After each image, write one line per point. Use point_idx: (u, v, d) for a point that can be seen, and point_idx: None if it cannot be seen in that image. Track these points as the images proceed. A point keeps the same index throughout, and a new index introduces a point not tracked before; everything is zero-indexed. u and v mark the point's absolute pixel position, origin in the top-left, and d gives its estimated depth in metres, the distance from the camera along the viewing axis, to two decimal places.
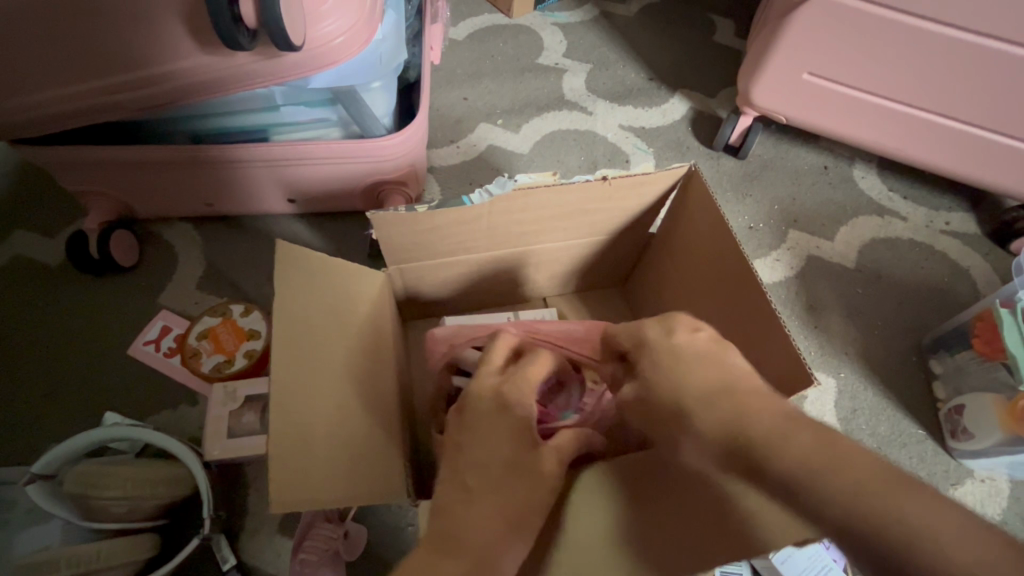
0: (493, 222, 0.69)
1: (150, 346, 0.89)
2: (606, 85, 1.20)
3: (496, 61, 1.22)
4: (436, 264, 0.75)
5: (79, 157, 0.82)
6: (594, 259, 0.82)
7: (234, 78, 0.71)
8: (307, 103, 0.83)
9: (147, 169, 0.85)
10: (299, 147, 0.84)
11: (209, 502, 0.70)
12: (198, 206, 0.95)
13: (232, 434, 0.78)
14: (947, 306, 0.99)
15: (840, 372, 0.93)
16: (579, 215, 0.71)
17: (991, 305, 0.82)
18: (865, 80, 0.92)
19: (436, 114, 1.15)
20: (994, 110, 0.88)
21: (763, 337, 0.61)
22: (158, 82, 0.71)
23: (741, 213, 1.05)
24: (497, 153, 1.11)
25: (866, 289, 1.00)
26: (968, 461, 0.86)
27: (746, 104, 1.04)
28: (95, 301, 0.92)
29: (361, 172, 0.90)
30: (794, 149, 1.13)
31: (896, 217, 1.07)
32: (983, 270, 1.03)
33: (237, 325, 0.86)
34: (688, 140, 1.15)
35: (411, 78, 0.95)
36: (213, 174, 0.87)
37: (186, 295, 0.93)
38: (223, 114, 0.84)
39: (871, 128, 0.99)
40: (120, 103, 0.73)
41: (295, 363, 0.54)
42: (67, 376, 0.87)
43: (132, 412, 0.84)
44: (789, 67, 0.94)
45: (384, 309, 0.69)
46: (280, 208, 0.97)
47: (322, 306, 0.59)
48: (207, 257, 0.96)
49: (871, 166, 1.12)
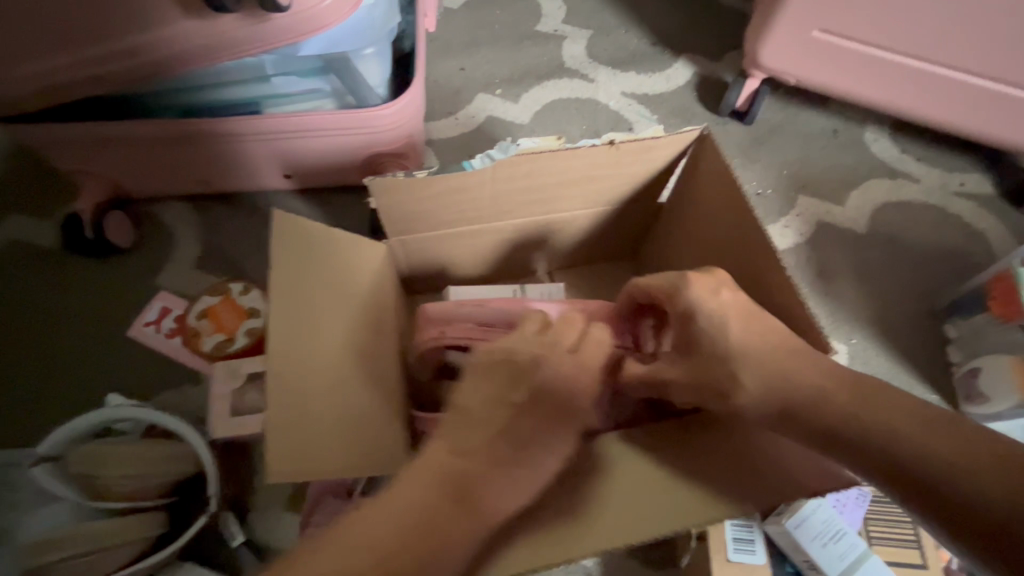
0: (494, 190, 0.66)
1: (150, 326, 0.87)
2: (608, 51, 1.16)
3: (494, 29, 1.18)
4: (438, 235, 0.73)
5: (69, 134, 0.79)
6: (599, 229, 0.80)
7: (222, 46, 0.68)
8: (299, 72, 0.80)
9: (138, 146, 0.83)
10: (293, 119, 0.81)
11: (215, 480, 0.70)
12: (193, 185, 0.93)
13: (236, 412, 0.77)
14: (962, 269, 0.97)
15: (853, 338, 0.91)
16: (584, 182, 0.69)
17: (1008, 266, 0.80)
18: (879, 36, 0.88)
19: (434, 85, 1.12)
20: (1014, 63, 0.84)
21: (774, 299, 0.59)
22: (143, 53, 0.68)
23: (749, 179, 1.03)
24: (496, 124, 1.09)
25: (879, 254, 0.98)
26: (983, 424, 0.84)
27: (754, 66, 1.00)
28: (93, 283, 0.91)
29: (357, 144, 0.88)
30: (803, 112, 1.10)
31: (909, 179, 1.04)
32: (999, 232, 1.00)
33: (237, 303, 0.84)
34: (693, 106, 1.11)
35: (406, 46, 0.92)
36: (206, 150, 0.85)
37: (186, 276, 0.92)
38: (212, 87, 0.81)
39: (884, 88, 0.95)
40: (106, 76, 0.70)
41: (296, 333, 0.53)
42: (69, 359, 0.86)
43: (136, 393, 0.84)
44: (798, 25, 0.90)
45: (385, 283, 0.67)
46: (275, 184, 0.95)
47: (321, 278, 0.57)
48: (204, 237, 0.95)
49: (884, 127, 1.08)
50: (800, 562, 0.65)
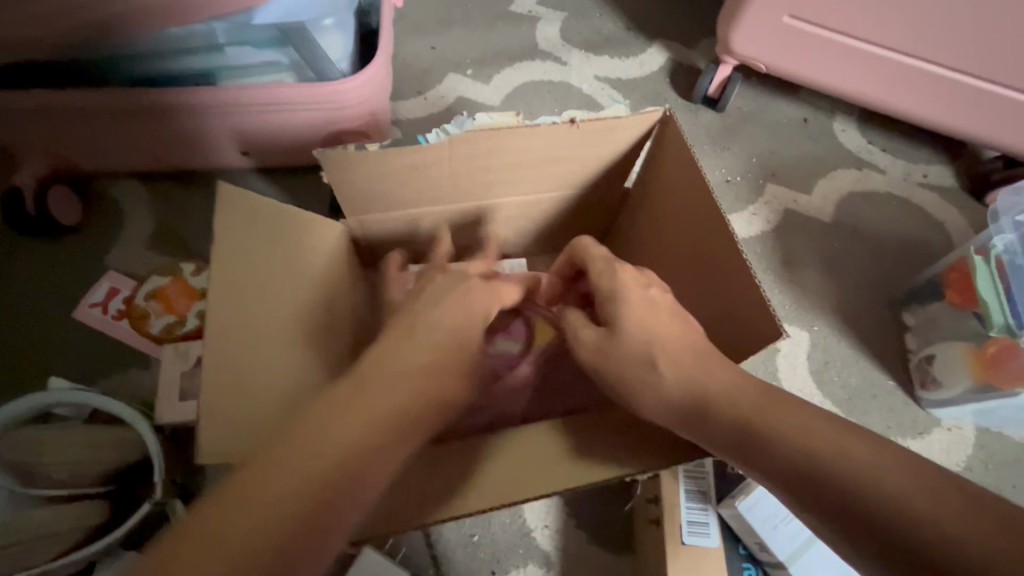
0: (454, 168, 0.64)
1: (96, 308, 0.83)
2: (582, 34, 1.14)
3: (466, 8, 1.14)
4: (398, 215, 0.71)
5: (7, 100, 0.74)
6: (564, 213, 0.78)
7: (168, 9, 0.65)
8: (255, 42, 0.76)
9: (82, 116, 0.78)
10: (249, 92, 0.78)
11: (161, 466, 0.67)
12: (143, 159, 0.88)
13: (184, 396, 0.74)
14: (922, 258, 0.99)
15: (815, 325, 0.92)
16: (548, 163, 0.67)
17: (965, 254, 0.81)
18: (847, 24, 0.88)
19: (403, 64, 1.09)
20: (977, 55, 0.85)
21: (728, 283, 0.59)
22: (82, 12, 0.64)
23: (718, 166, 1.02)
24: (466, 105, 1.06)
25: (843, 243, 0.99)
26: (936, 410, 0.86)
27: (726, 52, 1.00)
28: (36, 260, 0.86)
29: (318, 121, 0.84)
30: (774, 101, 1.10)
31: (875, 170, 1.05)
32: (958, 223, 1.02)
33: (189, 284, 0.81)
34: (666, 92, 1.10)
35: (371, 23, 0.89)
36: (157, 123, 0.81)
37: (136, 255, 0.88)
38: (161, 55, 0.77)
39: (852, 76, 0.96)
40: (41, 37, 0.66)
41: (235, 313, 0.50)
42: (8, 340, 0.82)
43: (81, 377, 0.80)
44: (769, 10, 0.90)
45: (340, 263, 0.66)
46: (233, 161, 0.91)
47: (270, 253, 0.55)
48: (156, 215, 0.91)
49: (851, 118, 1.09)
50: (752, 543, 0.66)
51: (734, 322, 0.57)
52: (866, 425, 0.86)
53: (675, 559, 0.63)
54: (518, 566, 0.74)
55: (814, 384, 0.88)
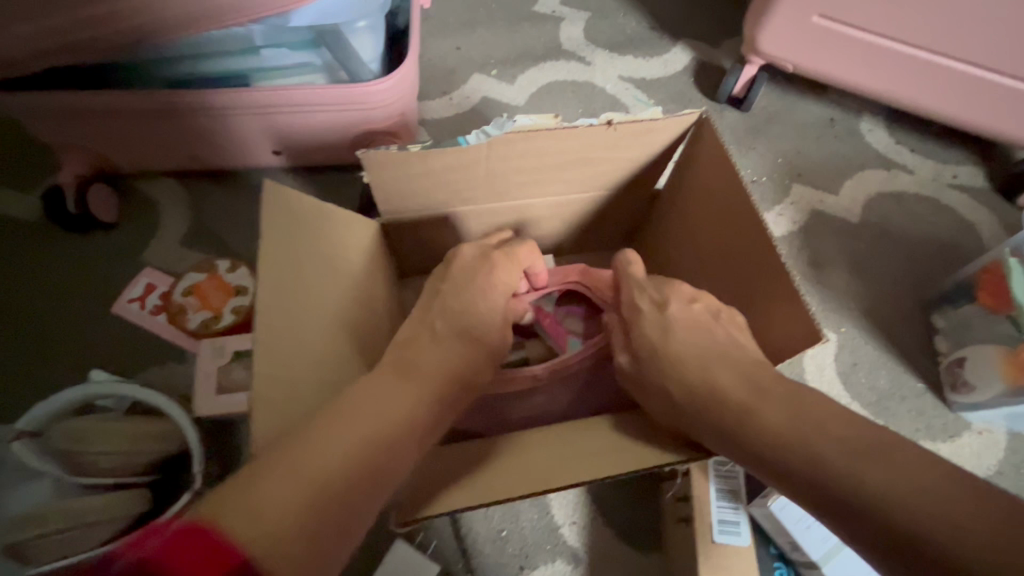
0: (489, 169, 0.65)
1: (134, 303, 0.86)
2: (606, 34, 1.14)
3: (491, 9, 1.15)
4: (432, 215, 0.72)
5: (51, 103, 0.77)
6: (593, 214, 0.79)
7: (208, 14, 0.66)
8: (290, 45, 0.78)
9: (122, 117, 0.80)
10: (282, 93, 0.80)
11: (200, 457, 0.68)
12: (180, 158, 0.90)
13: (222, 390, 0.76)
14: (952, 259, 0.98)
15: (843, 326, 0.92)
16: (580, 164, 0.68)
17: (999, 257, 0.80)
18: (877, 24, 0.87)
19: (428, 64, 1.10)
20: (1011, 54, 0.84)
21: (762, 285, 0.59)
22: (125, 18, 0.66)
23: (744, 166, 1.02)
24: (491, 105, 1.07)
25: (871, 244, 0.98)
26: (967, 413, 0.86)
27: (752, 52, 0.99)
28: (77, 256, 0.89)
29: (350, 121, 0.86)
30: (802, 101, 1.09)
31: (904, 170, 1.04)
32: (990, 224, 1.01)
33: (224, 280, 0.83)
34: (690, 92, 1.10)
35: (400, 24, 0.90)
36: (194, 123, 0.83)
37: (173, 252, 0.90)
38: (199, 57, 0.79)
39: (881, 76, 0.95)
40: (88, 41, 0.68)
41: (283, 305, 0.50)
42: (52, 333, 0.84)
43: (121, 370, 0.82)
44: (798, 10, 0.89)
45: (374, 261, 0.67)
46: (265, 160, 0.93)
47: (312, 249, 0.56)
48: (191, 213, 0.93)
49: (880, 118, 1.08)
50: (783, 543, 0.66)
51: (770, 325, 0.58)
52: (895, 427, 0.86)
53: (705, 557, 0.64)
54: (546, 561, 0.75)
55: (841, 386, 0.88)
